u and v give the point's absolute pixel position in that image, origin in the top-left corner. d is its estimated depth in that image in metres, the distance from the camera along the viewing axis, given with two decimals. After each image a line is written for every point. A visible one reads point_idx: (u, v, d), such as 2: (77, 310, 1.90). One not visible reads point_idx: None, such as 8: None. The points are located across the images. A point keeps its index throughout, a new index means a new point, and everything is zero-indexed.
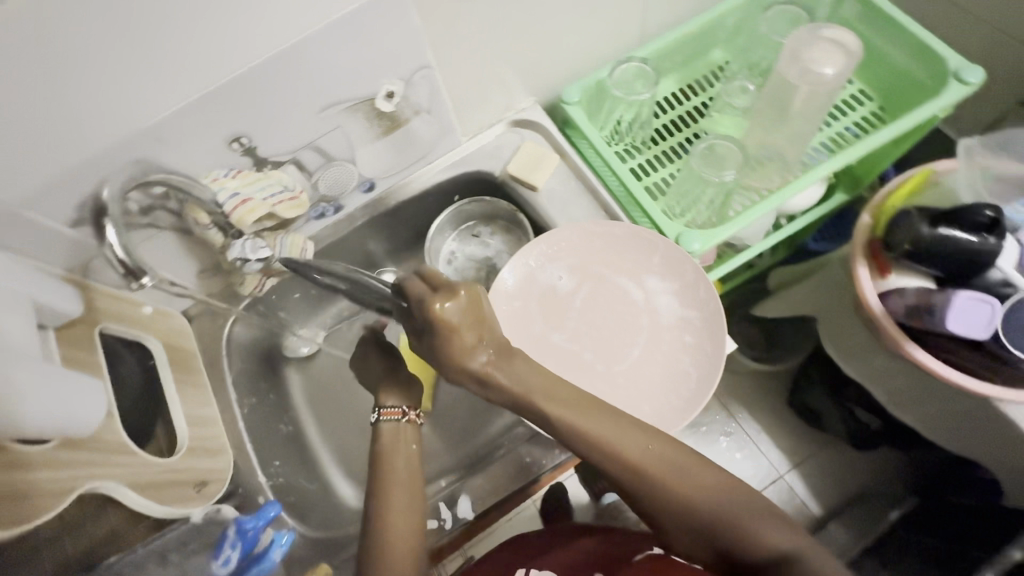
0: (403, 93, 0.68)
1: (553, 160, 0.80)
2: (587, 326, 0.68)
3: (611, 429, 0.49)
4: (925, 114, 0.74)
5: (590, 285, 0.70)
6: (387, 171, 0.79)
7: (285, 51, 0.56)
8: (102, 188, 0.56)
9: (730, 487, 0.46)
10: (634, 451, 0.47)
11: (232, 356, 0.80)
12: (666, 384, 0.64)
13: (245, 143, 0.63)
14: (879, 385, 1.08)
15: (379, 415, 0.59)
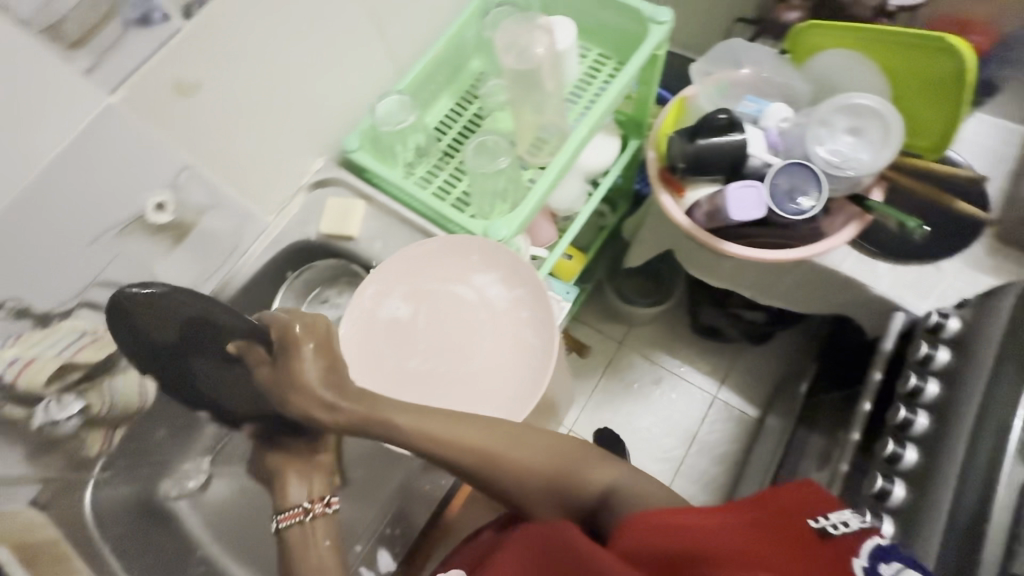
0: (175, 200, 0.69)
1: (358, 206, 0.83)
2: (438, 341, 0.73)
3: (451, 428, 0.61)
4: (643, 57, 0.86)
5: (430, 300, 0.74)
6: (201, 277, 0.78)
7: (15, 201, 0.55)
8: None
9: (554, 451, 0.60)
10: (472, 440, 0.60)
11: (105, 524, 0.72)
12: (517, 361, 0.71)
13: (13, 307, 0.58)
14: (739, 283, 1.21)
15: (279, 520, 0.69)
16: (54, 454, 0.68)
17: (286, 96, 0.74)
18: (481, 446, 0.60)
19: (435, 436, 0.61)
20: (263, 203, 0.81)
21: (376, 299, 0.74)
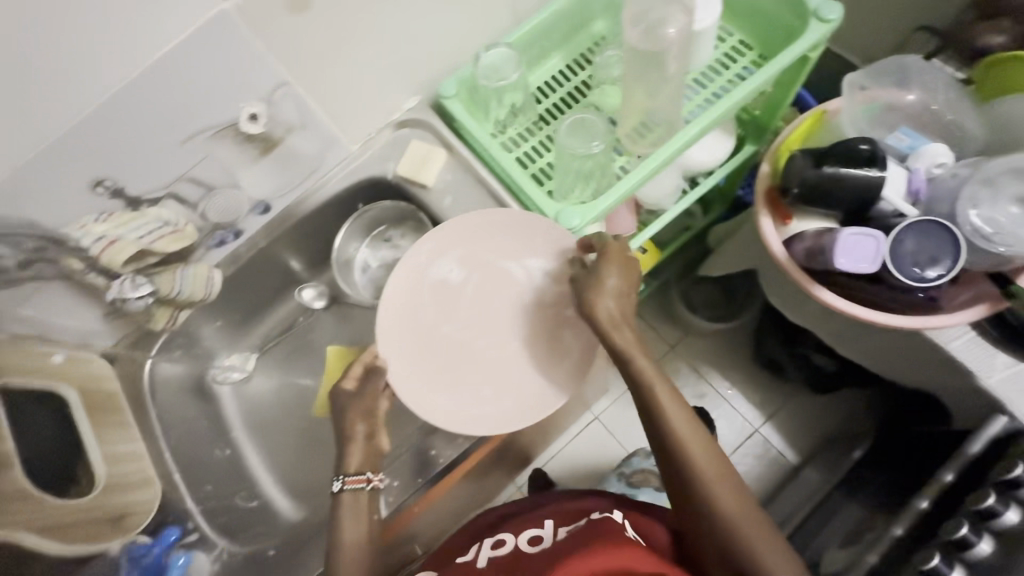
0: (267, 113, 0.70)
1: (440, 155, 0.81)
2: (479, 312, 0.72)
3: (699, 452, 0.59)
4: (793, 55, 0.75)
5: (480, 274, 0.73)
6: (278, 191, 0.80)
7: (137, 79, 0.59)
8: None
9: (738, 505, 0.57)
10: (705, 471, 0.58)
11: (157, 391, 0.81)
12: (545, 365, 0.70)
13: (111, 185, 0.64)
14: (823, 329, 1.08)
15: (343, 483, 0.64)
16: (127, 321, 0.77)
17: (395, 28, 0.71)
18: (692, 452, 0.58)
19: (683, 424, 0.60)
20: (348, 130, 0.80)
21: (429, 260, 0.73)
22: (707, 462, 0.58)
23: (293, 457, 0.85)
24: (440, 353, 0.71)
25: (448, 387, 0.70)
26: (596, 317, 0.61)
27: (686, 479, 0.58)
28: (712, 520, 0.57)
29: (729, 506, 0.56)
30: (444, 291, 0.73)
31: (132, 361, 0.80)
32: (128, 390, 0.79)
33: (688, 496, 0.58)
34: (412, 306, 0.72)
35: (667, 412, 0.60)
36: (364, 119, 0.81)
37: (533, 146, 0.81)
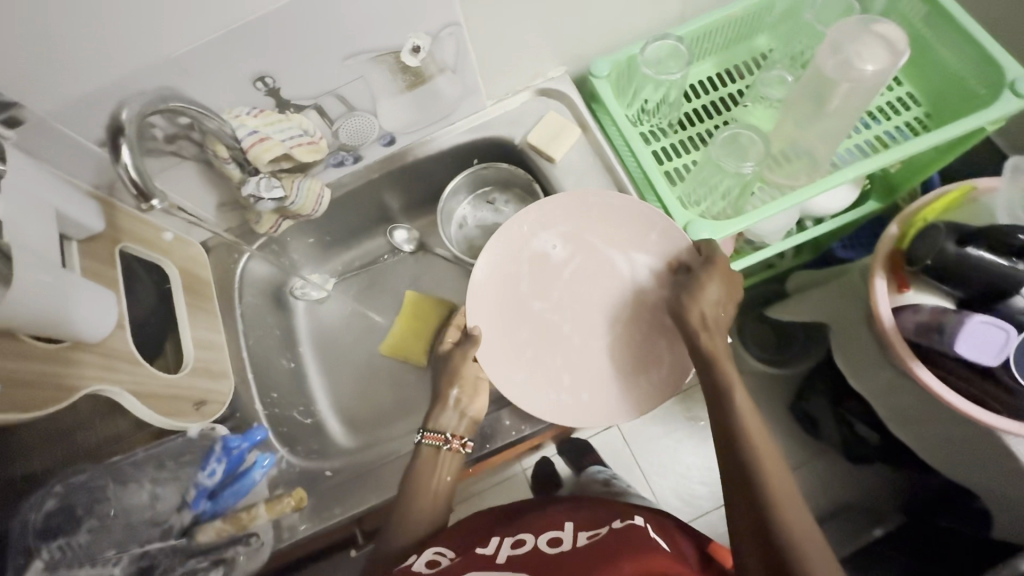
0: (429, 49, 0.68)
1: (573, 131, 0.79)
2: (570, 297, 0.70)
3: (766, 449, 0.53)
4: (972, 125, 0.70)
5: (584, 257, 0.71)
6: (408, 127, 0.79)
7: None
8: (120, 109, 0.52)
9: (802, 519, 0.48)
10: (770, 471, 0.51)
11: (245, 289, 0.82)
12: (633, 369, 0.68)
13: (270, 84, 0.62)
14: (882, 402, 1.05)
15: (423, 437, 0.68)
16: (236, 214, 0.77)
17: None
18: (758, 450, 0.53)
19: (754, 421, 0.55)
20: (487, 86, 0.80)
21: (533, 233, 0.71)
22: (773, 464, 0.52)
23: (354, 385, 0.88)
24: (530, 330, 0.70)
25: (532, 366, 0.69)
26: (688, 315, 0.60)
27: (749, 476, 0.51)
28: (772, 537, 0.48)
29: (790, 514, 0.48)
30: (542, 269, 0.71)
31: (228, 254, 0.82)
32: (219, 281, 0.80)
33: (747, 506, 0.50)
34: (504, 280, 0.70)
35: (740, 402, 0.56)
36: (505, 78, 0.80)
37: (666, 145, 0.82)
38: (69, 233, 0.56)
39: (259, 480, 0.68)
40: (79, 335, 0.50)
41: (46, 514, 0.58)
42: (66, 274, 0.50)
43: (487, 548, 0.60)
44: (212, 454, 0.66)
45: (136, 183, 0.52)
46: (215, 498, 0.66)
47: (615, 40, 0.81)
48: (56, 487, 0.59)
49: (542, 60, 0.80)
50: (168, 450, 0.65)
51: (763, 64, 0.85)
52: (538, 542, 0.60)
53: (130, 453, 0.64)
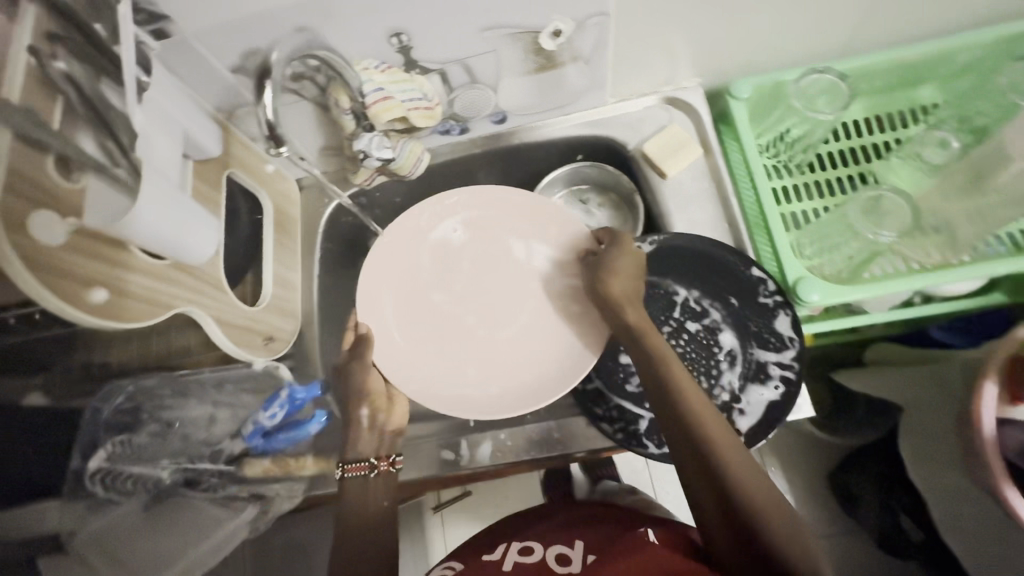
0: (570, 34, 0.63)
1: (693, 150, 0.74)
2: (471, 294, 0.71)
3: (721, 433, 0.50)
4: None
5: (475, 246, 0.72)
6: (523, 109, 0.76)
7: None
8: (273, 48, 0.56)
9: (767, 497, 0.47)
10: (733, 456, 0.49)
11: (328, 234, 0.82)
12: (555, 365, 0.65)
13: (403, 41, 0.60)
14: (935, 502, 0.96)
15: (344, 471, 0.61)
16: (336, 161, 0.77)
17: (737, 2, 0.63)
18: (715, 436, 0.50)
19: (699, 406, 0.52)
20: (614, 82, 0.75)
21: (431, 221, 0.71)
22: (729, 446, 0.50)
23: None
24: (428, 333, 0.69)
25: (441, 366, 0.68)
26: (608, 293, 0.60)
27: (710, 467, 0.49)
28: (738, 504, 0.47)
29: (756, 496, 0.47)
30: (444, 265, 0.71)
31: (318, 196, 0.82)
32: (305, 221, 0.81)
33: (708, 479, 0.48)
34: (400, 278, 0.69)
35: (687, 389, 0.53)
36: (635, 78, 0.75)
37: (789, 185, 0.75)
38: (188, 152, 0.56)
39: (313, 434, 0.65)
40: (180, 255, 0.51)
41: (116, 406, 0.63)
42: (180, 195, 0.50)
43: (491, 557, 0.61)
44: (278, 398, 0.64)
45: (272, 128, 0.48)
46: (270, 437, 0.64)
47: (763, 60, 0.74)
48: (127, 384, 0.64)
49: (679, 67, 0.74)
50: (231, 375, 0.68)
51: (923, 119, 0.75)
52: (546, 556, 0.59)
53: (197, 371, 0.67)
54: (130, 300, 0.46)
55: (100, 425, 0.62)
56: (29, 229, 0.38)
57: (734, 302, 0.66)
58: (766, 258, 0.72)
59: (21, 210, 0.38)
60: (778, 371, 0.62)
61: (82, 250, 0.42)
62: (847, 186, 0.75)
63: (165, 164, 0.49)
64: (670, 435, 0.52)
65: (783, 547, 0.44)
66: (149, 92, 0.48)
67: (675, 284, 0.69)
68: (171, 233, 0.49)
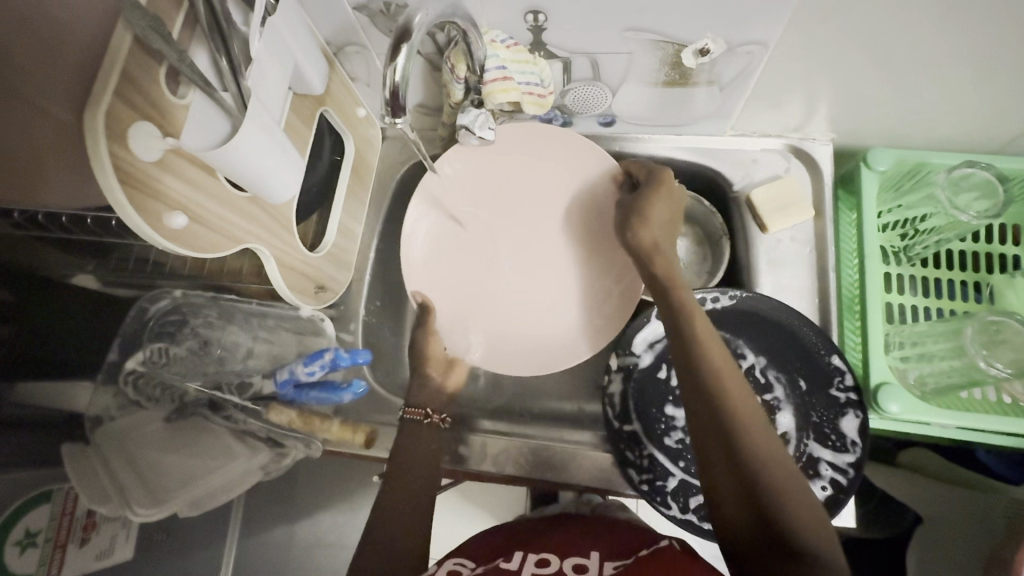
0: (717, 56, 0.57)
1: (804, 211, 0.68)
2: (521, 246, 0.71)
3: (736, 382, 0.48)
4: None
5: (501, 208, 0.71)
6: (636, 118, 0.70)
7: None
8: (411, 13, 0.43)
9: (779, 456, 0.44)
10: (748, 407, 0.46)
11: (398, 193, 0.79)
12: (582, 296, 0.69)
13: (539, 21, 0.55)
14: None
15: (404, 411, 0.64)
16: (429, 120, 0.73)
17: (911, 66, 0.56)
18: (730, 385, 0.47)
19: (715, 354, 0.49)
20: (741, 115, 0.69)
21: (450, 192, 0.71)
22: (745, 398, 0.47)
23: None
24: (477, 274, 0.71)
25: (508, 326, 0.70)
26: (639, 239, 0.58)
27: (726, 417, 0.46)
28: (765, 491, 0.43)
29: (769, 453, 0.44)
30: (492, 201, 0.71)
31: (399, 151, 0.78)
32: (380, 173, 0.78)
33: (734, 465, 0.44)
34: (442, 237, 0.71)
35: (708, 339, 0.50)
36: (765, 116, 0.68)
37: (895, 275, 0.69)
38: (293, 85, 0.53)
39: (345, 401, 0.64)
40: (260, 192, 0.49)
41: (161, 311, 0.66)
42: (277, 132, 0.48)
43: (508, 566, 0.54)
44: (320, 358, 0.62)
45: (394, 97, 0.44)
46: (300, 389, 0.63)
47: (912, 131, 0.66)
48: (176, 292, 0.66)
49: (815, 117, 0.68)
50: (274, 313, 0.67)
51: None
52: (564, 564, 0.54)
53: (244, 301, 0.67)
54: (205, 229, 0.45)
55: (144, 325, 0.66)
56: (129, 142, 0.37)
57: (803, 386, 0.62)
58: (850, 347, 0.67)
59: (126, 122, 0.36)
60: (829, 473, 0.59)
61: (171, 171, 0.40)
62: (959, 294, 0.68)
63: (271, 98, 0.47)
64: (684, 383, 0.49)
65: (791, 507, 0.42)
66: (272, 18, 0.45)
67: (744, 346, 0.65)
68: (259, 172, 0.46)
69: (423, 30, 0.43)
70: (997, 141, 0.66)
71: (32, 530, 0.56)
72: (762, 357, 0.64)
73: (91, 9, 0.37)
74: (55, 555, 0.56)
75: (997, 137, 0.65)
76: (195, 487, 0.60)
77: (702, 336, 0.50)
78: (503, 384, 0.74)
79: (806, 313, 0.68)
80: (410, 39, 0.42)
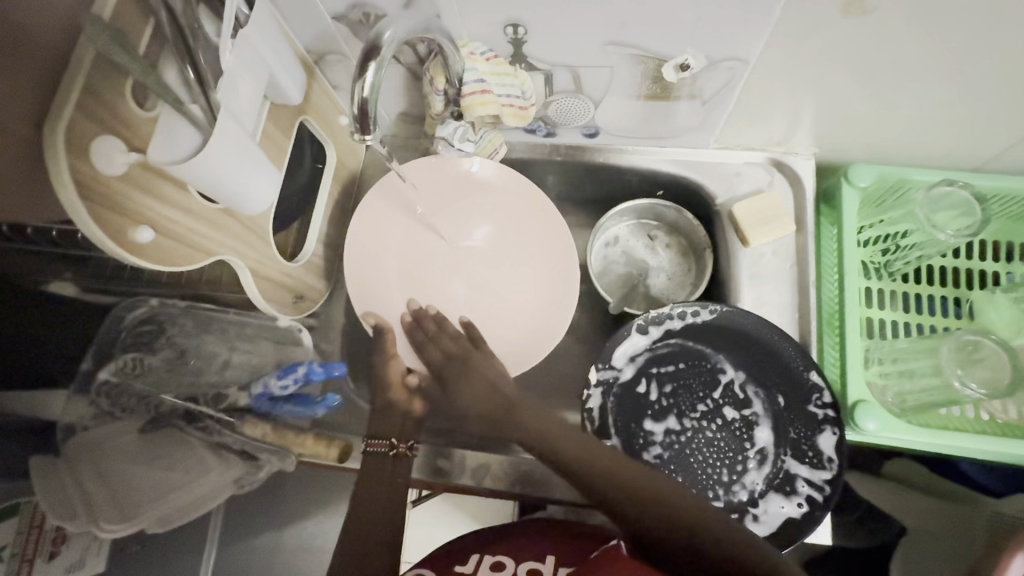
0: (697, 72, 0.57)
1: (786, 225, 0.68)
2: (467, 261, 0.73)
3: (592, 445, 0.57)
4: None
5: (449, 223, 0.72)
6: (619, 130, 0.70)
7: None
8: (385, 27, 0.43)
9: (658, 478, 0.52)
10: (611, 453, 0.55)
11: None
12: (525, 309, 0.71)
13: (518, 33, 0.55)
14: None
15: (368, 446, 0.64)
16: (412, 129, 0.73)
17: (889, 83, 0.56)
18: (593, 447, 0.56)
19: (562, 435, 0.59)
20: (724, 129, 0.69)
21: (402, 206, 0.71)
22: (607, 450, 0.56)
23: None
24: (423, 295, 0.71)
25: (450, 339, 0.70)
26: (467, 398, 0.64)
27: (605, 469, 0.54)
28: (658, 505, 0.50)
29: (646, 479, 0.52)
30: (436, 224, 0.72)
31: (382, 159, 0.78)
32: (363, 181, 0.77)
33: (626, 501, 0.51)
34: (389, 258, 0.70)
35: (541, 429, 0.60)
36: (747, 131, 0.69)
37: (876, 291, 0.69)
38: (270, 96, 0.53)
39: (319, 414, 0.65)
40: (233, 204, 0.49)
41: (137, 319, 0.66)
42: (251, 144, 0.47)
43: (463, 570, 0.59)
44: (293, 372, 0.62)
45: (363, 113, 0.44)
46: (274, 403, 0.64)
47: (893, 147, 0.67)
48: (152, 300, 0.66)
49: (798, 132, 0.68)
50: (253, 322, 0.67)
51: None
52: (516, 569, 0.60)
53: (222, 310, 0.67)
54: (174, 242, 0.44)
55: (120, 334, 0.66)
56: (92, 156, 0.36)
57: (781, 402, 0.62)
58: (829, 363, 0.67)
59: (87, 135, 0.35)
60: (805, 489, 0.59)
61: (138, 185, 0.40)
62: (939, 310, 0.68)
63: (244, 110, 0.46)
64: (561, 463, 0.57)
65: (681, 505, 0.49)
66: (245, 30, 0.45)
67: (723, 362, 0.65)
68: (230, 185, 0.46)
69: (394, 44, 0.43)
70: (978, 158, 0.66)
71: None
72: (742, 372, 0.64)
73: (55, 21, 0.37)
74: (21, 568, 0.54)
75: (978, 154, 0.65)
76: (165, 502, 0.62)
77: (539, 433, 0.60)
78: (484, 395, 0.74)
79: (786, 327, 0.68)
80: (381, 54, 0.42)
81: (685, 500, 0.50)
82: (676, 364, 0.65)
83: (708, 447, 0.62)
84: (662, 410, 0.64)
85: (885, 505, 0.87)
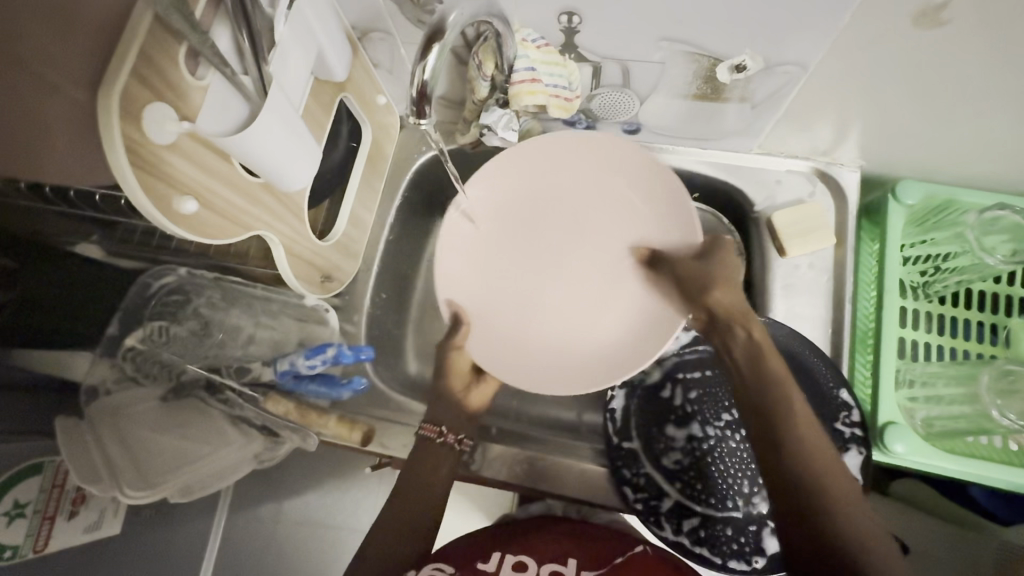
0: (753, 74, 0.55)
1: (826, 238, 0.67)
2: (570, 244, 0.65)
3: (809, 426, 0.48)
4: None
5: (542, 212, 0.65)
6: (663, 128, 0.68)
7: None
8: (445, 8, 0.42)
9: (842, 491, 0.46)
10: (811, 444, 0.47)
11: (412, 183, 0.77)
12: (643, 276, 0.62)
13: (572, 23, 0.53)
14: None
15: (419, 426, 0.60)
16: (450, 113, 0.71)
17: (954, 98, 0.54)
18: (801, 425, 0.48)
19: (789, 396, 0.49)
20: (770, 135, 0.67)
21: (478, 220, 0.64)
22: (812, 436, 0.48)
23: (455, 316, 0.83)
24: (510, 308, 0.65)
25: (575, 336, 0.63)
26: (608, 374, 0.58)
27: (806, 463, 0.46)
28: (825, 519, 0.44)
29: (836, 491, 0.45)
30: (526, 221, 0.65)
31: (417, 141, 0.76)
32: (395, 162, 0.76)
33: (789, 496, 0.46)
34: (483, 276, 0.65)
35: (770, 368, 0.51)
36: (794, 138, 0.67)
37: (912, 311, 0.67)
38: (314, 71, 0.52)
39: (345, 396, 0.64)
40: (274, 180, 0.48)
41: (165, 288, 0.65)
42: (296, 120, 0.46)
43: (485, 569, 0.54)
44: (322, 352, 0.62)
45: (420, 96, 0.43)
46: (299, 380, 0.63)
47: (946, 165, 0.65)
48: (181, 269, 0.66)
49: (846, 143, 0.66)
50: (278, 299, 0.67)
51: None
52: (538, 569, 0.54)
53: (249, 285, 0.66)
54: (214, 215, 0.44)
55: (147, 301, 0.65)
56: (142, 123, 0.35)
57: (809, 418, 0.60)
58: (858, 382, 0.66)
59: (140, 102, 0.35)
60: None
61: (185, 155, 0.39)
62: (974, 335, 0.67)
63: (292, 85, 0.45)
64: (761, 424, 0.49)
65: (851, 540, 0.43)
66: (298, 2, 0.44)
67: None
68: (274, 161, 0.45)
69: (456, 29, 0.42)
70: None
71: (22, 501, 0.53)
72: None
73: None
74: (44, 526, 0.54)
75: None
76: (186, 471, 0.59)
77: (765, 368, 0.51)
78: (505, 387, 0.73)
79: (817, 342, 0.67)
80: (444, 38, 0.41)
81: (848, 519, 0.45)
82: (703, 371, 0.64)
83: (730, 456, 0.61)
84: (686, 416, 0.63)
85: (891, 524, 0.85)
